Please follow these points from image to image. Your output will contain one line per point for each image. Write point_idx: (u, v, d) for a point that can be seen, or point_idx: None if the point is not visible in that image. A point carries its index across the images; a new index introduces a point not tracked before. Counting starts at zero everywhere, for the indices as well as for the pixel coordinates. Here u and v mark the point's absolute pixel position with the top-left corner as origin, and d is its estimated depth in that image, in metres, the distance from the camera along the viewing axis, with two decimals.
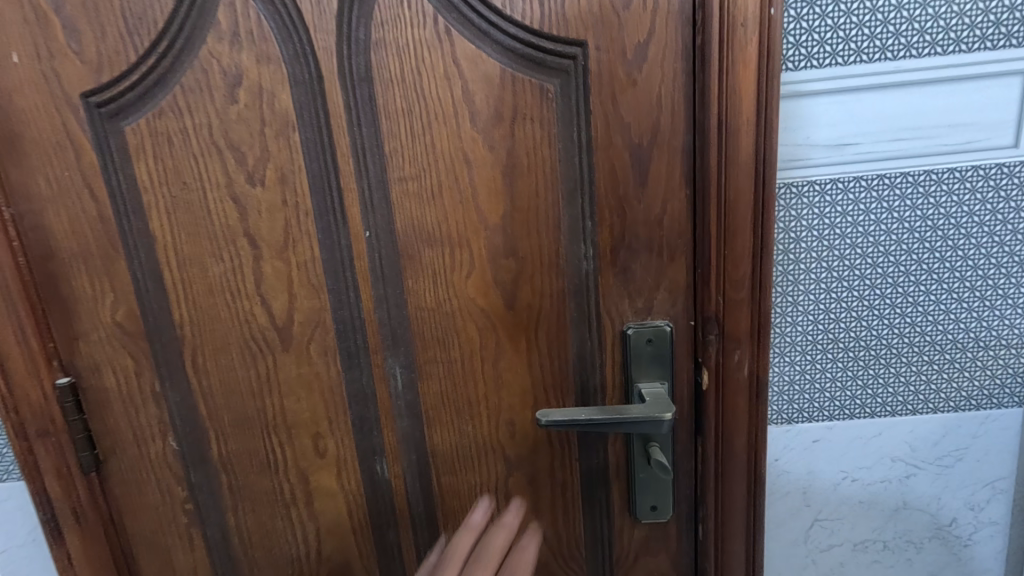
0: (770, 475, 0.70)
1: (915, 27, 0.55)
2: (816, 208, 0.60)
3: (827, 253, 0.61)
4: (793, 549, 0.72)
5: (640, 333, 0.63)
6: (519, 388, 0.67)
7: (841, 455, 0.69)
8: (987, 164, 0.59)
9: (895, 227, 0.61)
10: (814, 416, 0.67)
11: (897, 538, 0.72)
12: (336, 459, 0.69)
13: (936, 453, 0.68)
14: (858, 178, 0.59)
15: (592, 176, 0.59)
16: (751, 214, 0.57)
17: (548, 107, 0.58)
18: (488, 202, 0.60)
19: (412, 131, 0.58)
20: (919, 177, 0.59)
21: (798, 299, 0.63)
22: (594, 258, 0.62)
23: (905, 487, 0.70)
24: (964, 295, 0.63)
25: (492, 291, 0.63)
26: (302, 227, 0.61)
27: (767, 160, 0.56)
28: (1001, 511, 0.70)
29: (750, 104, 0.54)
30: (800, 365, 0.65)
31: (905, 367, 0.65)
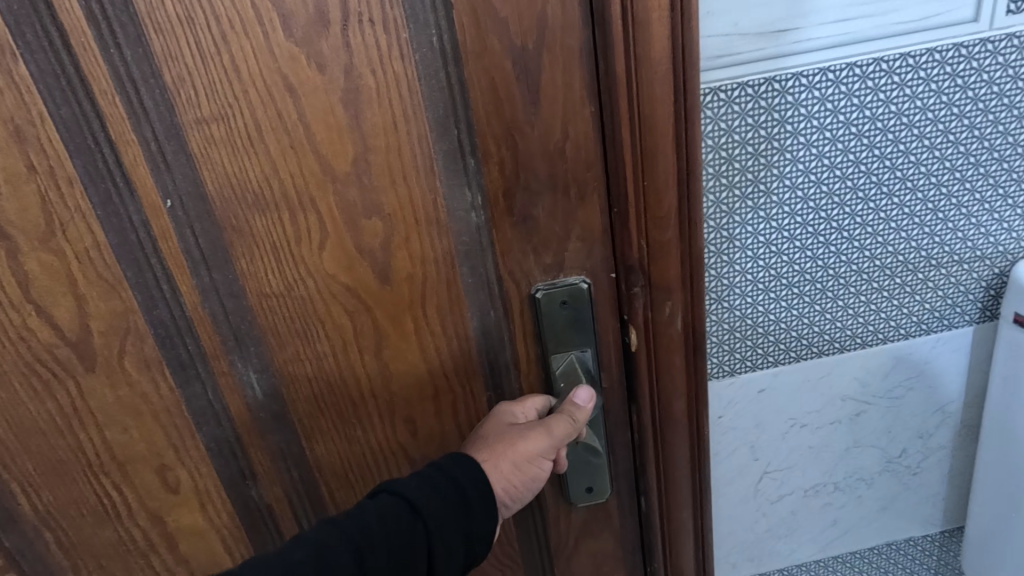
0: (720, 434, 0.70)
1: None
2: (751, 118, 0.53)
3: (767, 170, 0.56)
4: (743, 506, 0.74)
5: (552, 296, 0.51)
6: (413, 379, 0.53)
7: (785, 382, 0.67)
8: (944, 46, 0.52)
9: (841, 133, 0.55)
10: (756, 345, 0.64)
11: (847, 478, 0.75)
12: (195, 493, 0.55)
13: (886, 387, 0.69)
14: (798, 76, 0.52)
15: (466, 96, 0.44)
16: (672, 133, 0.46)
17: (392, 1, 0.41)
18: (330, 144, 0.44)
19: (200, 48, 0.41)
20: (868, 69, 0.53)
21: (738, 225, 0.58)
22: (484, 208, 0.48)
23: (856, 425, 0.71)
24: (914, 202, 0.59)
25: (357, 264, 0.48)
26: (67, 202, 0.43)
27: (687, 58, 0.44)
28: (949, 437, 0.74)
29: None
30: (741, 294, 0.61)
31: (852, 284, 0.62)
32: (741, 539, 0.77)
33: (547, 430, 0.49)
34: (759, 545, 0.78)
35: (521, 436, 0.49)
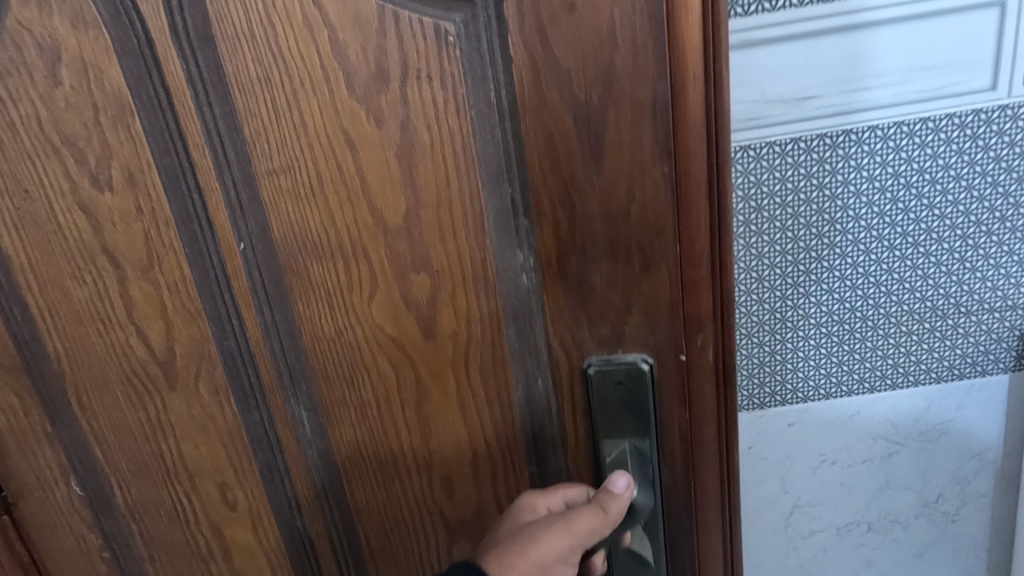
0: (749, 465, 0.64)
1: None
2: (776, 174, 0.53)
3: (793, 225, 0.55)
4: (773, 539, 0.67)
5: (606, 375, 0.45)
6: (453, 439, 0.51)
7: (824, 443, 0.63)
8: (962, 111, 0.52)
9: (873, 195, 0.54)
10: (783, 405, 0.62)
11: (881, 518, 0.66)
12: (249, 513, 0.58)
13: (919, 430, 0.62)
14: (851, 129, 0.52)
15: (521, 154, 0.41)
16: (705, 202, 0.40)
17: (450, 57, 0.40)
18: (384, 197, 0.44)
19: (275, 105, 0.43)
20: (896, 132, 0.52)
21: (764, 280, 0.56)
22: (536, 270, 0.44)
23: (888, 467, 0.64)
24: (959, 268, 0.56)
25: (403, 316, 0.47)
26: (163, 239, 0.48)
27: (719, 121, 0.39)
28: (989, 484, 0.65)
29: (696, 51, 0.37)
30: (774, 341, 0.58)
31: (891, 348, 0.59)
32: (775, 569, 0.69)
33: (569, 531, 0.44)
34: (798, 546, 0.68)
35: (536, 539, 0.43)
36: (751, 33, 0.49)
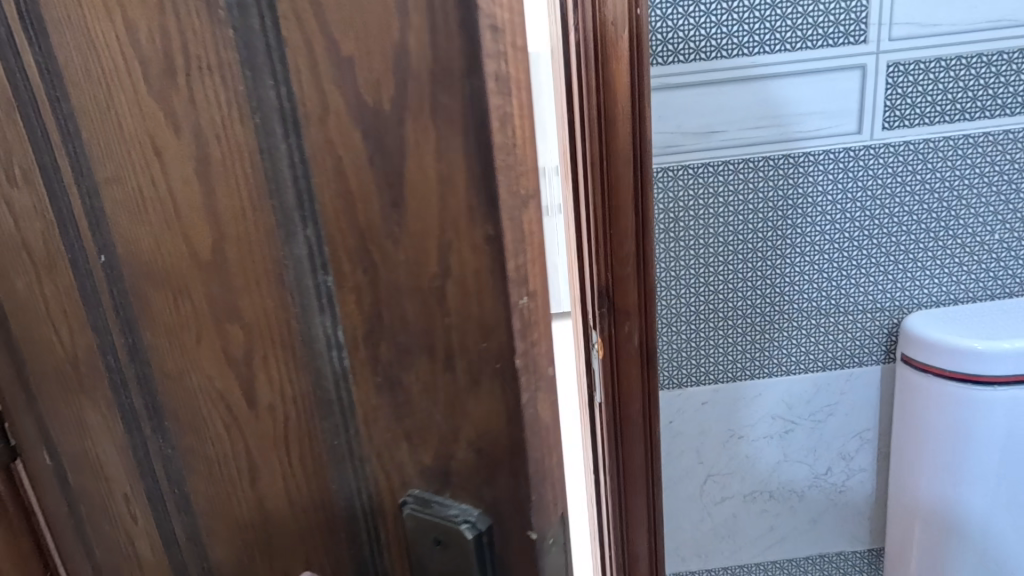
0: (667, 434, 0.83)
1: (702, 34, 0.66)
2: (682, 192, 0.71)
3: (705, 230, 0.73)
4: (690, 503, 0.87)
5: (422, 533, 0.32)
6: (285, 532, 0.40)
7: (748, 392, 0.81)
8: (836, 149, 0.71)
9: (764, 210, 0.72)
10: (703, 369, 0.80)
11: (780, 488, 0.86)
12: (145, 534, 0.54)
13: (810, 410, 0.83)
14: (748, 159, 0.71)
15: (311, 182, 0.28)
16: (634, 213, 0.68)
17: (226, 39, 0.28)
18: (193, 224, 0.34)
19: (99, 104, 0.36)
20: (783, 162, 0.71)
21: (681, 269, 0.75)
22: (342, 349, 0.30)
23: (784, 442, 0.84)
24: (841, 265, 0.76)
25: (227, 372, 0.37)
26: (41, 243, 0.44)
27: (643, 146, 0.66)
28: (866, 459, 0.86)
29: (625, 95, 0.64)
30: (693, 315, 0.77)
31: (787, 324, 0.78)
32: (690, 533, 0.89)
33: None
34: (716, 524, 0.89)
35: None
36: (672, 78, 0.68)
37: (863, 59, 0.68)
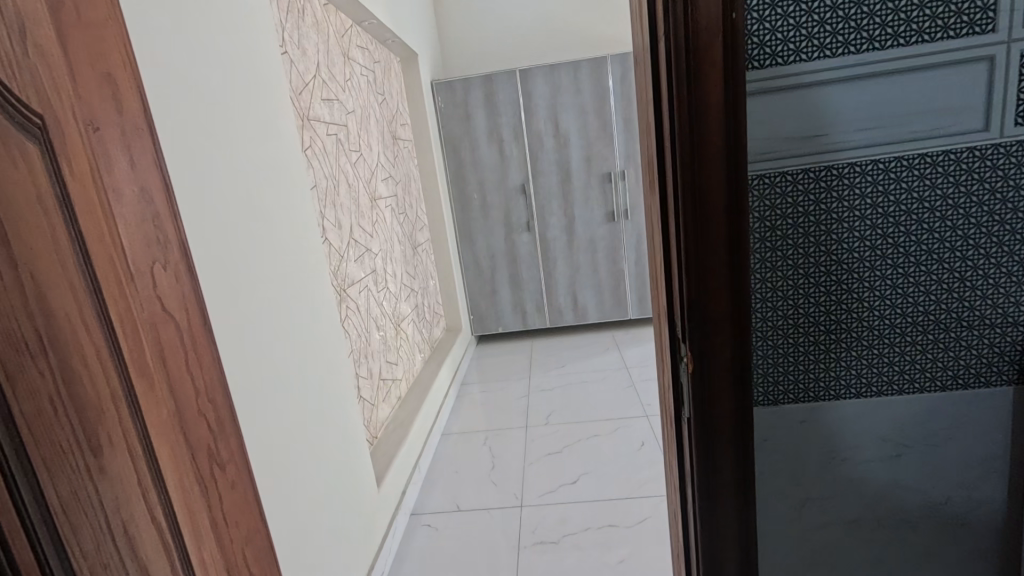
0: (761, 454, 0.69)
1: (803, 33, 0.57)
2: (768, 201, 0.62)
3: (800, 242, 0.62)
4: (782, 528, 0.71)
5: None
6: None
7: (858, 426, 0.67)
8: (958, 148, 0.59)
9: (873, 217, 0.61)
10: (800, 401, 0.67)
11: (891, 516, 0.70)
12: None
13: (925, 433, 0.67)
14: (852, 163, 0.60)
15: None
16: (724, 213, 0.61)
17: None
18: None
19: None
20: (893, 163, 0.60)
21: (773, 288, 0.64)
22: None
23: (898, 466, 0.68)
24: (975, 279, 0.62)
25: None
26: None
27: (737, 144, 0.59)
28: (997, 490, 0.68)
29: (717, 82, 0.57)
30: (787, 340, 0.66)
31: (904, 350, 0.65)
32: (782, 564, 0.73)
33: None
34: (809, 558, 0.72)
35: None
36: (765, 84, 0.59)
37: (990, 51, 0.56)
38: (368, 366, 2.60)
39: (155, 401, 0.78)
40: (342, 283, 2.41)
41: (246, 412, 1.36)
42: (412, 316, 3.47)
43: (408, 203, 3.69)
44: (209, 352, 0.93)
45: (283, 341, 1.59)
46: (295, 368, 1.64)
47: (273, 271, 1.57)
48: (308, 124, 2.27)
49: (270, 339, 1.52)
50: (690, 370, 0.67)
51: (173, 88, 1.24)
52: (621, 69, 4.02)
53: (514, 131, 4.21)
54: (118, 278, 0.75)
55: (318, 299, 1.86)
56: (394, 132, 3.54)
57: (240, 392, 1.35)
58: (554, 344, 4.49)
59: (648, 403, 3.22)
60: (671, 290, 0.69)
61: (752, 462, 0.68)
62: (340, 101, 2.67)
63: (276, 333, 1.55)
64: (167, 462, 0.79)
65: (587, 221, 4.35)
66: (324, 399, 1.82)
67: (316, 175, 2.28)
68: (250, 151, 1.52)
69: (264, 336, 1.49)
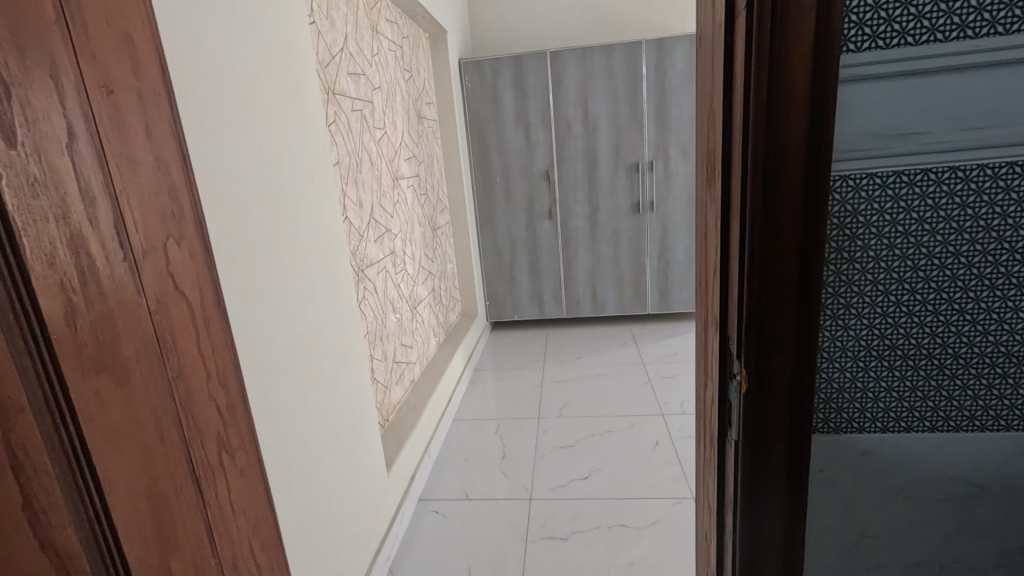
0: (814, 486, 0.62)
1: (911, 13, 0.50)
2: (852, 207, 0.54)
3: (884, 254, 0.55)
4: (830, 568, 0.65)
5: None
6: None
7: (928, 461, 0.60)
8: None
9: (972, 229, 0.53)
10: (865, 432, 0.60)
11: (955, 563, 0.63)
12: None
13: (1004, 475, 0.60)
14: (954, 168, 0.52)
15: None
16: (799, 215, 0.53)
17: None
18: None
19: None
20: (1003, 170, 0.52)
21: (847, 304, 0.57)
22: None
23: (969, 510, 0.61)
24: None
25: None
26: None
27: (822, 135, 0.51)
28: None
29: (805, 63, 0.50)
30: (858, 364, 0.58)
31: (991, 381, 0.57)
32: None
33: None
34: None
35: None
36: (863, 70, 0.51)
37: None
38: (383, 348, 2.57)
39: (137, 399, 0.69)
40: (360, 263, 2.37)
41: (257, 395, 1.33)
42: (429, 300, 3.42)
43: (430, 184, 3.63)
44: (219, 337, 0.88)
45: (298, 324, 1.54)
46: (309, 351, 1.60)
47: (289, 252, 1.52)
48: (334, 99, 2.21)
49: (284, 320, 1.47)
50: (743, 391, 0.60)
51: (193, 54, 1.18)
52: (656, 55, 3.88)
53: (542, 116, 4.10)
54: (109, 259, 0.66)
55: (335, 281, 1.81)
56: (419, 110, 3.47)
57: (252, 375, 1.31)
58: (569, 335, 4.43)
59: (665, 402, 3.15)
60: (726, 302, 0.62)
61: (803, 494, 0.62)
62: (367, 76, 2.60)
63: (291, 315, 1.51)
64: (156, 463, 0.71)
65: (612, 211, 4.25)
66: (337, 383, 1.78)
67: (339, 152, 2.22)
68: (272, 126, 1.47)
69: (279, 318, 1.44)
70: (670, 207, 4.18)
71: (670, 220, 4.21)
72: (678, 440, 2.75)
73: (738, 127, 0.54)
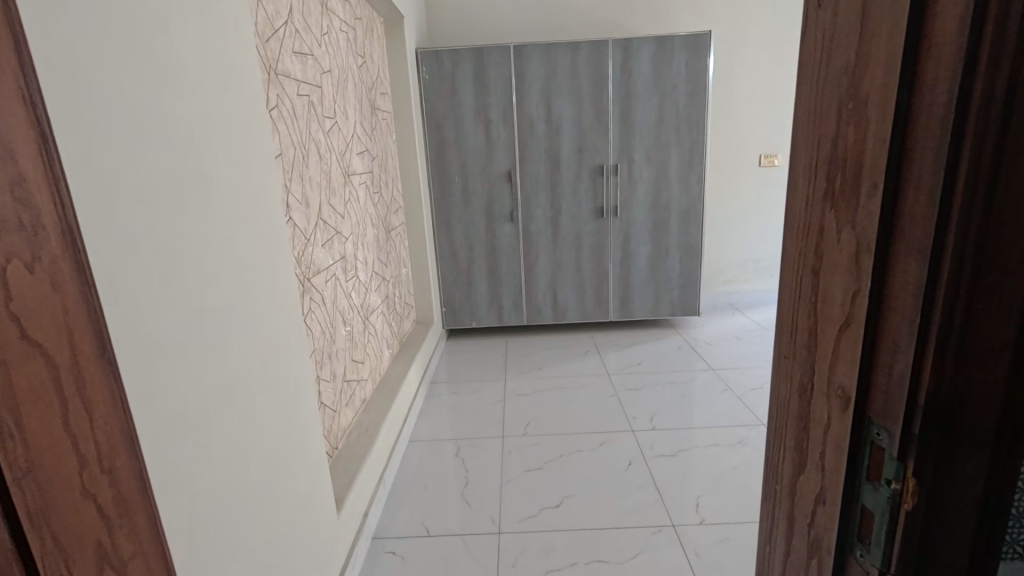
0: None
1: None
2: None
3: None
4: None
5: None
6: None
7: None
8: None
9: None
10: None
11: None
12: None
13: None
14: None
15: None
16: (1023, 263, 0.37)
17: None
18: None
19: None
20: None
21: None
22: None
23: None
24: None
25: None
26: None
27: None
28: None
29: None
30: None
31: None
32: None
33: None
34: None
35: None
36: None
37: None
38: (331, 367, 2.26)
39: None
40: (305, 270, 2.06)
41: (165, 449, 1.03)
42: (382, 309, 3.12)
43: (384, 181, 3.33)
44: (104, 401, 0.59)
45: (224, 353, 1.24)
46: (240, 385, 1.30)
47: (214, 264, 1.22)
48: (275, 80, 1.89)
49: (206, 350, 1.17)
50: (903, 505, 0.43)
51: (74, 1, 0.87)
52: (622, 56, 3.77)
53: (503, 113, 3.88)
54: None
55: (275, 297, 1.50)
56: (372, 101, 3.16)
57: (157, 427, 1.01)
58: (530, 344, 4.25)
59: (633, 417, 3.02)
60: (872, 373, 0.44)
61: None
62: (315, 57, 2.28)
63: (215, 341, 1.20)
64: None
65: (574, 215, 4.10)
66: (278, 419, 1.49)
67: (281, 143, 1.91)
68: (191, 107, 1.16)
69: (198, 348, 1.14)
70: (633, 212, 4.09)
71: (633, 226, 4.11)
72: (650, 459, 2.61)
73: (939, 130, 0.37)
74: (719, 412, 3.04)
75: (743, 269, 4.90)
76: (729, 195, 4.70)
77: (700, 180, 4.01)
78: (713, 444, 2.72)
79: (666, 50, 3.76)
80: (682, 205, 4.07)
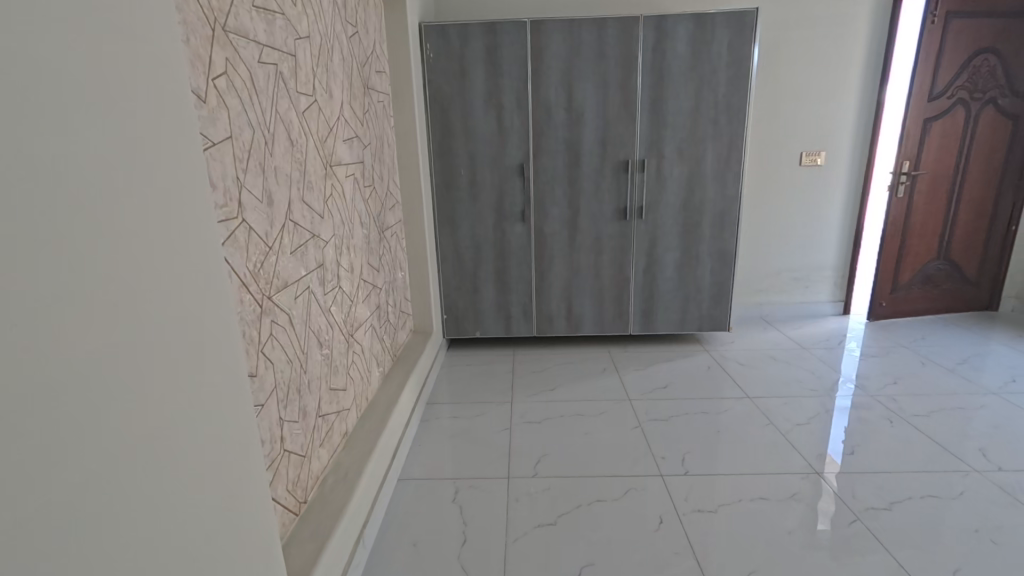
0: None
1: None
2: None
3: None
4: None
5: None
6: None
7: None
8: None
9: None
10: None
11: None
12: None
13: None
14: None
15: None
16: None
17: None
18: None
19: None
20: None
21: None
22: None
23: None
24: None
25: None
26: None
27: None
28: None
29: None
30: None
31: None
32: None
33: None
34: None
35: None
36: None
37: None
38: (301, 404, 1.84)
39: None
40: (265, 287, 1.62)
41: None
42: (371, 321, 2.69)
43: (378, 173, 2.88)
44: None
45: (81, 457, 0.74)
46: (118, 502, 0.80)
47: (52, 312, 0.71)
48: (224, 39, 1.45)
49: (30, 465, 0.67)
50: None
51: None
52: (655, 36, 3.29)
53: (516, 98, 3.42)
54: None
55: (205, 344, 1.02)
56: (365, 79, 2.71)
57: None
58: (539, 358, 3.81)
59: (663, 456, 2.58)
60: None
61: None
62: (288, 17, 1.84)
63: (53, 446, 0.70)
64: None
65: (594, 216, 3.64)
66: (213, 517, 1.03)
67: (232, 123, 1.47)
68: (18, 42, 0.67)
69: (11, 467, 0.64)
70: (661, 214, 3.62)
71: (660, 229, 3.65)
72: (687, 516, 2.17)
73: None
74: (763, 454, 2.59)
75: (777, 278, 4.45)
76: (765, 196, 4.23)
77: (739, 179, 3.54)
78: (760, 497, 2.27)
79: (706, 29, 3.28)
80: (717, 207, 3.60)
